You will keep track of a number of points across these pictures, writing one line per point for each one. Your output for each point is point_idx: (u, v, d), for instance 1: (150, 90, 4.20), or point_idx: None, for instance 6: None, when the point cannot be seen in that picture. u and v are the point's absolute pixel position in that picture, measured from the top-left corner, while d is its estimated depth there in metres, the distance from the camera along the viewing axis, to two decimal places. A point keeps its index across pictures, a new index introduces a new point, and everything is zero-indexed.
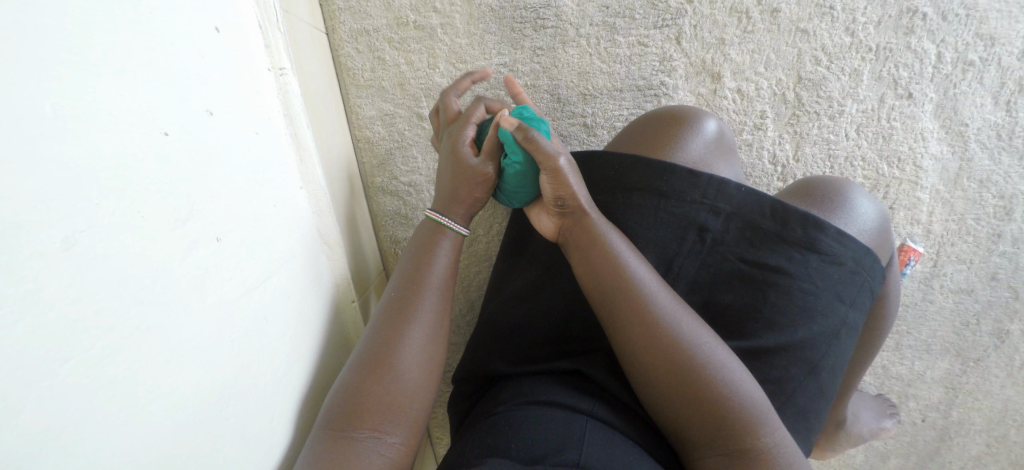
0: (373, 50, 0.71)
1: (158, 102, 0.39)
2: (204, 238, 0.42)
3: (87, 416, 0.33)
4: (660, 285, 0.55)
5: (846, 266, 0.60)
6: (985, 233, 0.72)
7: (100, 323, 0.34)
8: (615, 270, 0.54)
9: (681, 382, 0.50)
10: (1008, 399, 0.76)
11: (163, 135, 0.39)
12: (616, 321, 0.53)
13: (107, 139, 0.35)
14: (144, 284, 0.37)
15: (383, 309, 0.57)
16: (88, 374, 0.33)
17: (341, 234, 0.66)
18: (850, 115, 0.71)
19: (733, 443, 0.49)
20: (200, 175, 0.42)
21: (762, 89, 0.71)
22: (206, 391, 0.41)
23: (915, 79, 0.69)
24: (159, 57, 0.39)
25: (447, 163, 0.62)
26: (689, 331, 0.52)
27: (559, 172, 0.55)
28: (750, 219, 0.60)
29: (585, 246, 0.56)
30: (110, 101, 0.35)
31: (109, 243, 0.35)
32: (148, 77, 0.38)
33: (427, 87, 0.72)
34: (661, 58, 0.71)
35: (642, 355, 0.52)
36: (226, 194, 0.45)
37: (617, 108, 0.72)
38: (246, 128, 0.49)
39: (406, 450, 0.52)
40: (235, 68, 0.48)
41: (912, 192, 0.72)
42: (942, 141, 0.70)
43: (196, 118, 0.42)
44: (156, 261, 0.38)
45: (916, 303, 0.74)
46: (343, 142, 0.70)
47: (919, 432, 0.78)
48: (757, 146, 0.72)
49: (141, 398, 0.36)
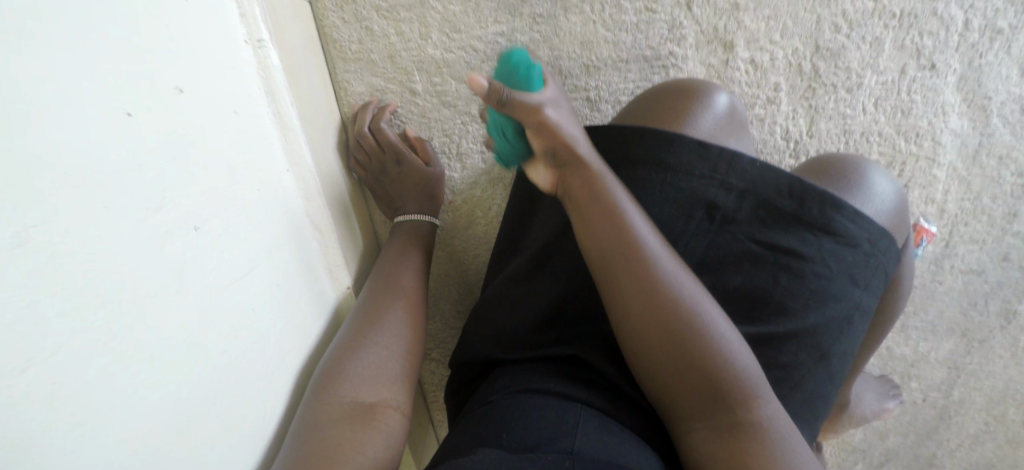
0: (360, 19, 0.65)
1: (118, 78, 0.35)
2: (180, 228, 0.39)
3: (70, 425, 0.31)
4: (663, 247, 0.50)
5: (862, 249, 0.58)
6: (1001, 212, 0.70)
7: (67, 327, 0.31)
8: (616, 230, 0.49)
9: (677, 350, 0.47)
10: (1009, 378, 0.76)
11: (127, 115, 0.36)
12: (610, 283, 0.49)
13: (63, 122, 0.31)
14: (116, 281, 0.34)
15: (364, 298, 0.61)
16: (57, 379, 0.30)
17: (333, 216, 0.63)
18: (869, 87, 0.67)
19: (722, 415, 0.47)
20: (171, 160, 0.39)
21: (776, 59, 0.67)
22: (188, 389, 0.39)
23: (939, 49, 0.65)
24: (116, 26, 0.35)
25: (398, 174, 0.67)
26: (690, 297, 0.49)
27: (544, 123, 0.46)
28: (763, 196, 0.57)
29: (583, 203, 0.50)
30: (65, 78, 0.32)
31: (72, 238, 0.31)
32: (108, 49, 0.35)
33: (419, 59, 0.67)
34: (669, 26, 0.66)
35: (638, 321, 0.48)
36: (202, 179, 0.42)
37: (622, 81, 0.68)
38: (223, 107, 0.45)
39: (381, 423, 0.52)
40: (206, 40, 0.44)
41: (929, 170, 0.69)
42: (963, 116, 0.67)
43: (162, 95, 0.39)
44: (128, 254, 0.35)
45: (926, 283, 0.73)
46: (332, 119, 0.65)
47: (919, 411, 0.79)
48: (770, 121, 0.68)
49: (125, 398, 0.34)
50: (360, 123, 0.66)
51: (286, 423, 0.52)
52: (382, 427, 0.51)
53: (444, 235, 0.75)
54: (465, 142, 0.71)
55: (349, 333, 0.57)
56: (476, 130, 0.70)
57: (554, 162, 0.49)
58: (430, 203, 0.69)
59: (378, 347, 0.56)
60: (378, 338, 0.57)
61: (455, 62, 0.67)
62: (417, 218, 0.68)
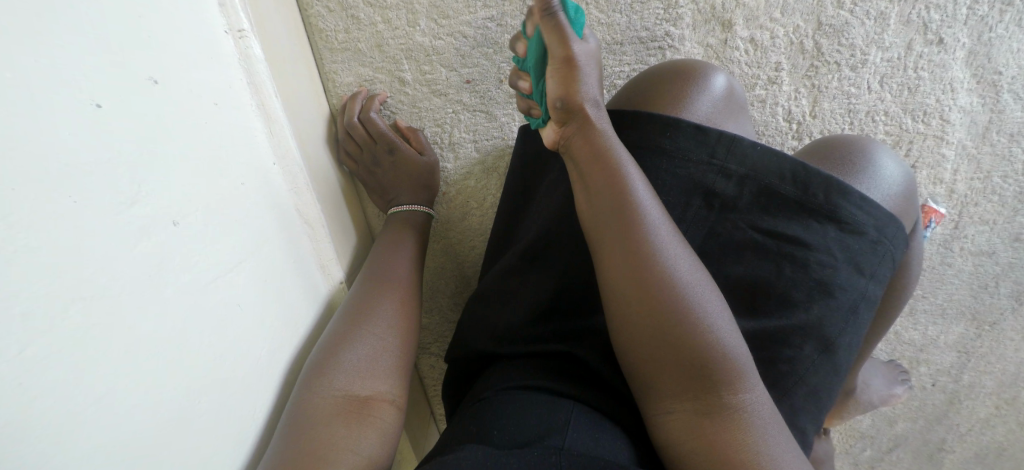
0: (346, 7, 0.63)
1: (83, 70, 0.34)
2: (157, 224, 0.39)
3: (33, 427, 0.31)
4: (662, 220, 0.49)
5: (868, 235, 0.56)
6: (1012, 192, 0.67)
7: (32, 325, 0.31)
8: (608, 198, 0.49)
9: (665, 322, 0.45)
10: (1021, 362, 0.75)
11: (95, 108, 0.35)
12: (603, 248, 0.48)
13: (24, 114, 0.31)
14: (85, 280, 0.33)
15: (357, 287, 0.60)
16: (23, 378, 0.30)
17: (324, 212, 0.62)
18: (874, 64, 0.65)
19: (705, 396, 0.45)
20: (145, 153, 0.38)
21: (777, 37, 0.64)
22: (169, 387, 0.39)
23: (947, 23, 0.63)
24: (76, 17, 0.34)
25: (390, 164, 0.65)
26: (685, 272, 0.47)
27: (569, 57, 0.49)
28: (765, 182, 0.55)
29: (587, 166, 0.50)
30: (22, 72, 0.31)
31: (33, 236, 0.31)
32: (71, 39, 0.34)
33: (407, 47, 0.65)
34: (665, 5, 0.63)
35: (627, 288, 0.47)
36: (180, 172, 0.41)
37: (617, 64, 0.65)
38: (203, 98, 0.44)
39: (358, 413, 0.51)
40: (184, 33, 0.43)
41: (937, 148, 0.67)
42: (973, 92, 0.65)
43: (136, 87, 0.38)
44: (100, 250, 0.34)
45: (934, 266, 0.71)
46: (320, 111, 0.63)
47: (929, 397, 0.77)
48: (771, 102, 0.66)
49: (99, 397, 0.34)
50: (350, 112, 0.64)
51: (274, 423, 0.51)
52: (360, 417, 0.50)
53: (439, 227, 0.73)
54: (458, 131, 0.69)
55: (340, 322, 0.56)
56: (468, 119, 0.68)
57: (563, 111, 0.51)
58: (425, 194, 0.68)
59: (370, 335, 0.55)
60: (369, 328, 0.56)
61: (445, 50, 0.66)
62: (411, 209, 0.67)
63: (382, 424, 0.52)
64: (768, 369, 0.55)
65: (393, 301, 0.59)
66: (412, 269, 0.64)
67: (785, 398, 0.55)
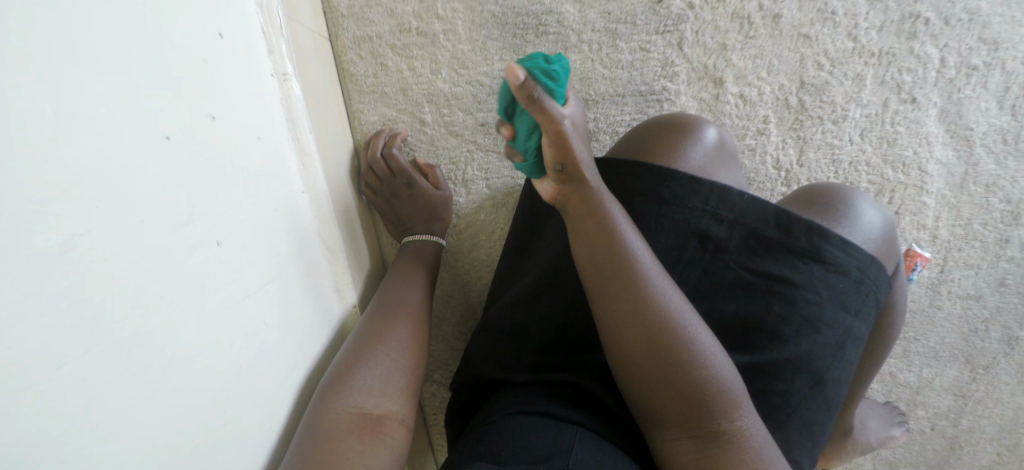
0: (376, 56, 0.69)
1: (159, 108, 0.40)
2: (205, 243, 0.43)
3: (88, 424, 0.34)
4: (652, 262, 0.53)
5: (852, 275, 0.59)
6: (993, 238, 0.70)
7: (96, 327, 0.34)
8: (604, 246, 0.52)
9: (675, 368, 0.50)
10: (1018, 407, 0.75)
11: (165, 140, 0.40)
12: (604, 301, 0.52)
13: (110, 144, 0.36)
14: (142, 289, 0.37)
15: (371, 312, 0.63)
16: (86, 374, 0.34)
17: (341, 241, 0.65)
18: (854, 119, 0.69)
19: (704, 427, 0.49)
20: (201, 180, 0.43)
21: (764, 94, 0.69)
22: (203, 394, 0.42)
23: (919, 84, 0.67)
24: (149, 58, 0.39)
25: (409, 198, 0.69)
26: (680, 314, 0.51)
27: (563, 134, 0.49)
28: (753, 226, 0.59)
29: (578, 221, 0.54)
30: (114, 106, 0.36)
31: (108, 247, 0.35)
32: (153, 83, 0.39)
33: (429, 92, 0.71)
34: (663, 64, 0.69)
35: (639, 348, 0.51)
36: (226, 199, 0.45)
37: (619, 114, 0.70)
38: (248, 134, 0.50)
39: (379, 432, 0.53)
40: (235, 76, 0.49)
41: (918, 197, 0.69)
42: (947, 146, 0.68)
43: (197, 124, 0.43)
44: (158, 263, 0.38)
45: (923, 309, 0.72)
46: (344, 145, 0.69)
47: (929, 441, 0.77)
48: (761, 151, 0.70)
49: (144, 397, 0.37)
50: (372, 150, 0.69)
51: (289, 436, 0.53)
52: (388, 442, 0.53)
53: (450, 258, 0.77)
54: (471, 169, 0.74)
55: (355, 345, 0.58)
56: (482, 158, 0.73)
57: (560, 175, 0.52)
58: (437, 225, 0.72)
59: (383, 358, 0.58)
60: (382, 348, 0.58)
61: (463, 96, 0.71)
62: (424, 238, 0.71)
63: (393, 443, 0.54)
64: (761, 401, 0.57)
65: (407, 326, 0.62)
66: (425, 297, 0.67)
67: (780, 431, 0.57)
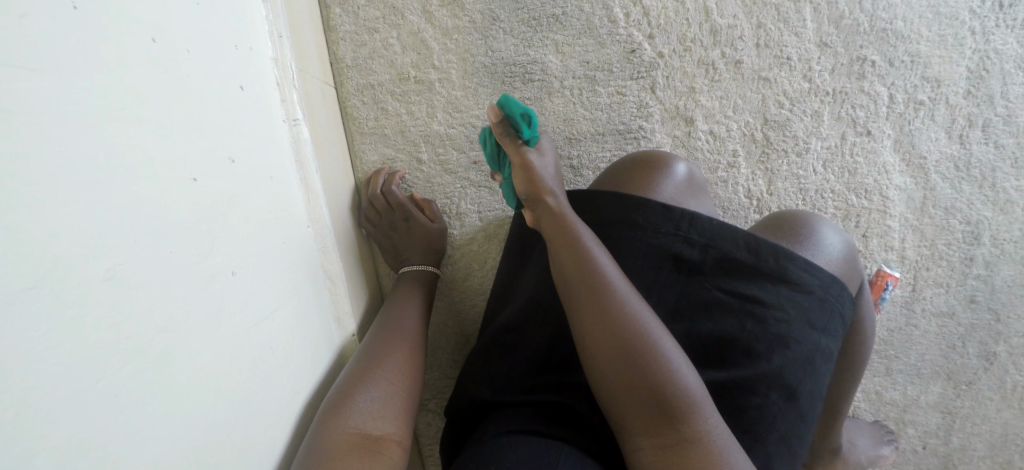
0: (377, 102, 0.76)
1: (190, 152, 0.44)
2: (222, 273, 0.46)
3: (113, 438, 0.36)
4: (621, 277, 0.56)
5: (816, 294, 0.62)
6: (958, 257, 0.76)
7: (125, 347, 0.37)
8: (574, 261, 0.56)
9: (640, 371, 0.51)
10: (1005, 423, 0.79)
11: (194, 181, 0.44)
12: (578, 312, 0.55)
13: (151, 182, 0.40)
14: (166, 313, 0.40)
15: (371, 340, 0.65)
16: (114, 392, 0.36)
17: (342, 270, 0.69)
18: (816, 151, 0.76)
19: (666, 428, 0.50)
20: (223, 216, 0.47)
21: (732, 130, 0.76)
22: (213, 413, 0.44)
23: (872, 118, 0.75)
24: (184, 109, 0.44)
25: (405, 230, 0.74)
26: (645, 322, 0.54)
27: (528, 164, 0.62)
28: (724, 249, 0.62)
29: (554, 241, 0.59)
30: (154, 149, 0.40)
31: (140, 275, 0.38)
32: (187, 131, 0.44)
33: (426, 134, 0.77)
34: (638, 105, 0.76)
35: (606, 353, 0.53)
36: (244, 234, 0.49)
37: (600, 150, 0.77)
38: (262, 174, 0.54)
39: (372, 449, 0.54)
40: (254, 123, 0.54)
41: (882, 220, 0.76)
42: (904, 174, 0.75)
43: (220, 166, 0.47)
44: (181, 290, 0.42)
45: (901, 328, 0.77)
46: (346, 182, 0.74)
47: (922, 460, 0.80)
48: (733, 182, 0.76)
49: (161, 417, 0.39)
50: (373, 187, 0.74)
51: (291, 455, 0.55)
52: (389, 460, 0.54)
53: (444, 288, 0.81)
54: (464, 203, 0.79)
55: (356, 368, 0.60)
56: (474, 193, 0.79)
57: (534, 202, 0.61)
58: (433, 256, 0.76)
59: (380, 380, 0.59)
60: (382, 372, 0.60)
61: (457, 136, 0.77)
62: (420, 268, 0.74)
63: (393, 462, 0.54)
64: (740, 416, 0.59)
65: (404, 351, 0.64)
66: (421, 324, 0.70)
67: (758, 445, 0.59)
